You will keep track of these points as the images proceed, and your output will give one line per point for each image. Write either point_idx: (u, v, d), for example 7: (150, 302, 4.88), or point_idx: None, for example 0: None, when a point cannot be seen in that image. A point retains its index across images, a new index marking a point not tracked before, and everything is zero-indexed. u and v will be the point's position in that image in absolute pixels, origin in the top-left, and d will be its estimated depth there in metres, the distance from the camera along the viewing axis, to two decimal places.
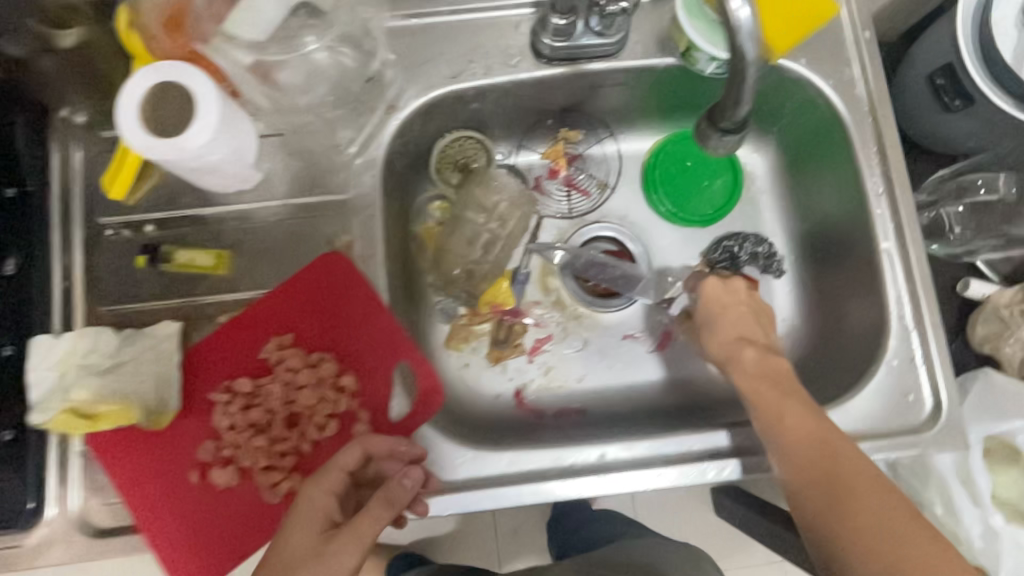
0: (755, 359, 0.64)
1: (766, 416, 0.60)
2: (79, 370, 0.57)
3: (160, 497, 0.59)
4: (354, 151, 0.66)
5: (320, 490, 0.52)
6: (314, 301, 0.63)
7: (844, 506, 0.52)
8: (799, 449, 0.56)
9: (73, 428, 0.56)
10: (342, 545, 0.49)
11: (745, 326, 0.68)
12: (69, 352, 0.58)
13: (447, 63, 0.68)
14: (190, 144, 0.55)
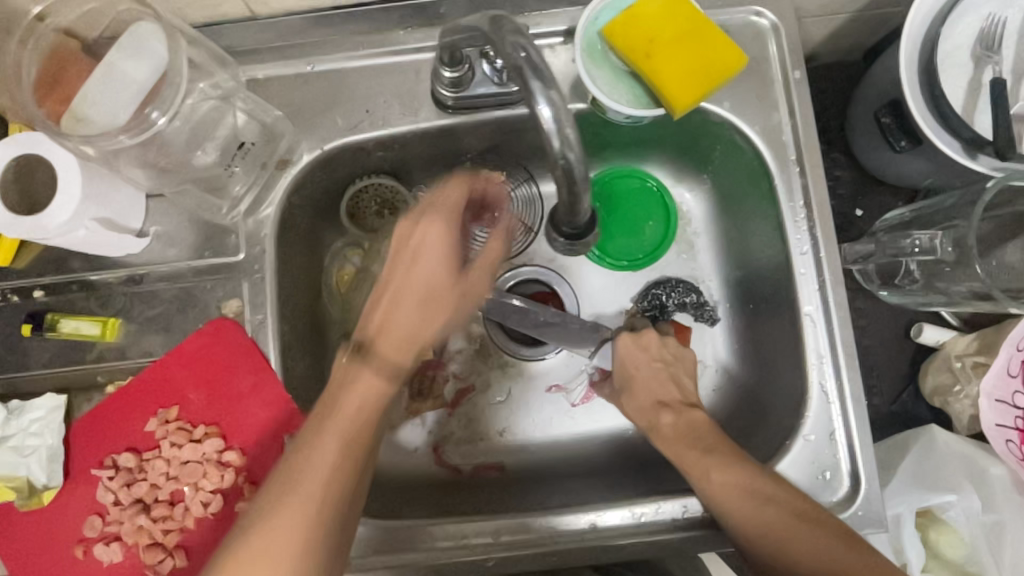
0: (673, 425, 0.60)
1: (694, 475, 0.57)
2: None
3: (49, 574, 0.59)
4: (246, 210, 0.63)
5: (435, 263, 0.53)
6: (200, 373, 0.61)
7: (790, 550, 0.53)
8: (735, 506, 0.55)
9: None
10: (475, 275, 0.56)
11: (661, 387, 0.63)
12: None
13: (344, 113, 0.65)
14: (50, 221, 0.53)
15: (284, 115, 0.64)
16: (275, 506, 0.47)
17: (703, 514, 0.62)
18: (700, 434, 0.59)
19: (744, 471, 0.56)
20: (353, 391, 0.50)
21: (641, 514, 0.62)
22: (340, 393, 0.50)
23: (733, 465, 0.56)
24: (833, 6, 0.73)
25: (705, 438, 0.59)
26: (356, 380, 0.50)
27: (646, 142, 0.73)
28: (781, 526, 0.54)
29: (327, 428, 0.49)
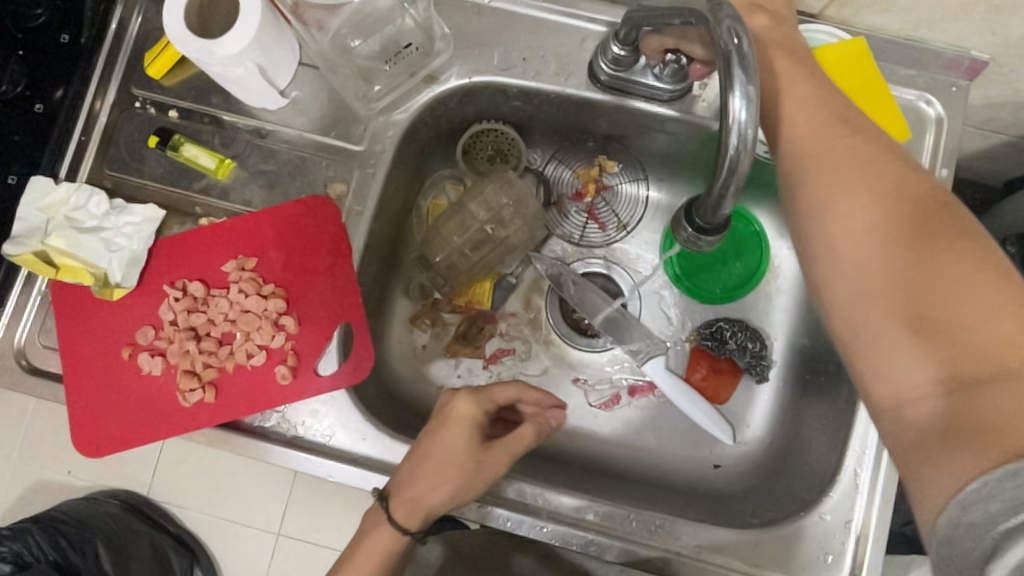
0: (848, 162, 0.46)
1: (844, 222, 0.44)
2: (64, 221, 0.63)
3: (92, 364, 0.62)
4: (381, 109, 0.66)
5: (455, 439, 0.56)
6: (286, 238, 0.64)
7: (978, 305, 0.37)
8: (883, 268, 0.41)
9: (36, 270, 0.62)
10: (496, 448, 0.57)
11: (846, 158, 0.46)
12: (61, 202, 0.63)
13: (503, 52, 0.66)
14: (214, 50, 0.56)
15: (448, 37, 0.66)
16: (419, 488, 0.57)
17: (699, 554, 0.60)
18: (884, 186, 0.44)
19: (873, 158, 0.45)
20: (423, 462, 0.56)
21: (634, 520, 0.61)
22: (420, 461, 0.56)
23: (882, 180, 0.44)
24: (998, 125, 0.71)
25: (847, 128, 0.48)
26: (431, 448, 0.56)
27: (766, 185, 0.73)
28: (859, 164, 0.45)
29: (416, 490, 0.56)
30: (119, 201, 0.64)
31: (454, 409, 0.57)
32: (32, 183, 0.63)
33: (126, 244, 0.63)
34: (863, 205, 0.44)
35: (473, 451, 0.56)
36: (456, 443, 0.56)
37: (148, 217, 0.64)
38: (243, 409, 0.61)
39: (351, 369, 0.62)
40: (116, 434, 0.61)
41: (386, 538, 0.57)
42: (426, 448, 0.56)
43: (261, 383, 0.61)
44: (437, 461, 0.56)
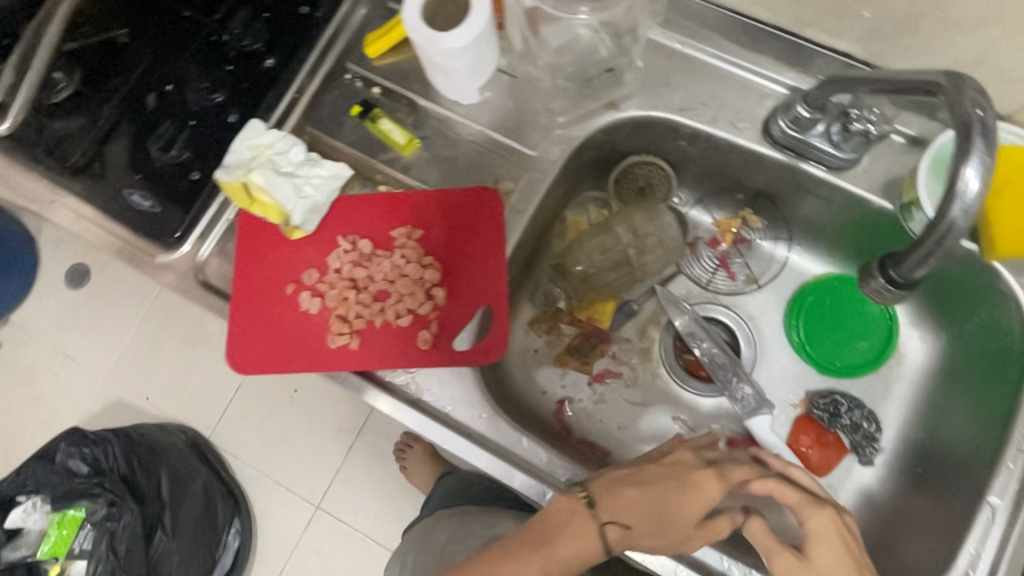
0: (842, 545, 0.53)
1: None
2: (268, 161, 0.70)
3: (258, 291, 0.68)
4: (560, 123, 0.72)
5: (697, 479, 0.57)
6: (451, 218, 0.69)
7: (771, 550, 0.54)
8: None
9: (238, 199, 0.69)
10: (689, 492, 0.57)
11: (831, 542, 0.53)
12: (267, 144, 0.71)
13: (684, 95, 0.71)
14: (441, 42, 0.63)
15: (637, 71, 0.71)
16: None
17: None
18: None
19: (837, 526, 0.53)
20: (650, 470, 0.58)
21: (726, 561, 0.61)
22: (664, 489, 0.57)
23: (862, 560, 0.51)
24: None
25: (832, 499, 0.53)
26: (676, 492, 0.56)
27: None
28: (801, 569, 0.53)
29: (630, 517, 0.56)
30: (313, 155, 0.72)
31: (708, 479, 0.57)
32: (249, 124, 0.72)
33: (313, 193, 0.70)
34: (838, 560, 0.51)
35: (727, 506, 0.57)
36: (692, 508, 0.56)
37: (338, 174, 0.71)
38: (380, 361, 0.65)
39: (483, 350, 0.65)
40: (264, 357, 0.67)
41: (568, 510, 0.57)
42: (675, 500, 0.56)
43: (403, 342, 0.66)
44: (672, 511, 0.56)
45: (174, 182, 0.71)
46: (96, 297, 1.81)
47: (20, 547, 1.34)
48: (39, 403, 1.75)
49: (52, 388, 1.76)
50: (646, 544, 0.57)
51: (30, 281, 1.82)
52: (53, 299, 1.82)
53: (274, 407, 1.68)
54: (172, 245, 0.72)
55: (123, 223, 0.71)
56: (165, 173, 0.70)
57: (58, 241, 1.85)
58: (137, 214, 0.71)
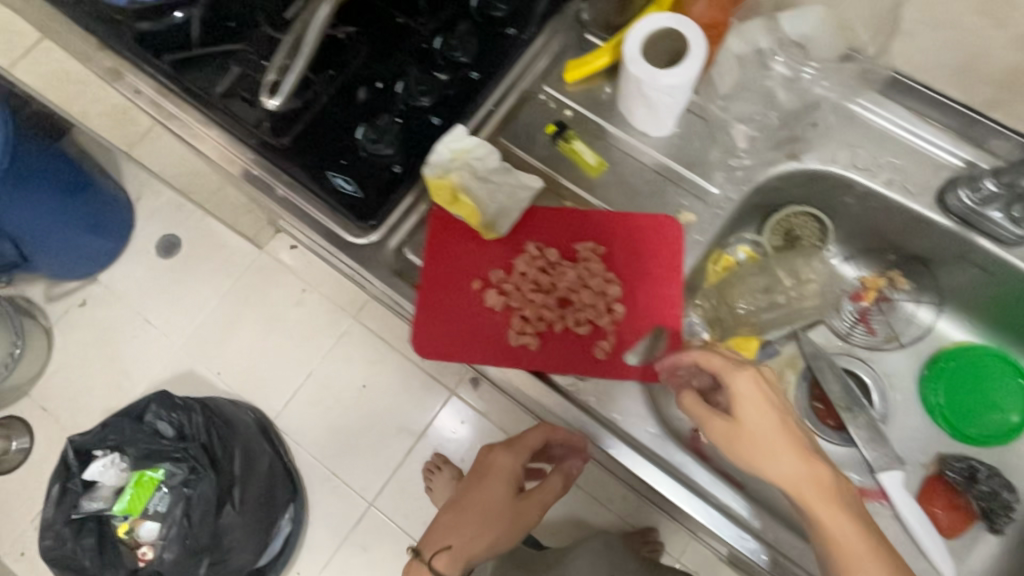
0: (768, 392, 0.59)
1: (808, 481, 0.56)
2: (467, 164, 0.73)
3: (445, 282, 0.72)
4: (742, 165, 0.76)
5: (503, 462, 0.89)
6: (634, 240, 0.73)
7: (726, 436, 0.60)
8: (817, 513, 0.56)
9: (438, 197, 0.73)
10: (494, 481, 0.88)
11: (765, 401, 0.59)
12: (467, 148, 0.73)
13: (862, 155, 0.75)
14: (660, 78, 0.68)
15: (820, 126, 0.76)
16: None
17: None
18: (796, 433, 0.58)
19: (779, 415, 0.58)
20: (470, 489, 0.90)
21: (756, 517, 0.64)
22: (484, 475, 0.89)
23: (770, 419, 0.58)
24: None
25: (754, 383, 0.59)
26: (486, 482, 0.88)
27: None
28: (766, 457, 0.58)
29: (451, 539, 0.88)
30: (504, 164, 0.76)
31: (495, 457, 0.89)
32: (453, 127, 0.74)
33: (505, 200, 0.74)
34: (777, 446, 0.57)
35: (507, 489, 0.88)
36: (499, 479, 0.88)
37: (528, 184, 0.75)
38: (558, 365, 0.69)
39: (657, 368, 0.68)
40: (447, 346, 0.71)
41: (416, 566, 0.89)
42: (460, 490, 0.91)
43: (581, 350, 0.69)
44: (483, 503, 0.87)
45: (376, 172, 0.76)
46: (183, 269, 1.87)
47: (97, 500, 1.37)
48: (114, 364, 1.80)
49: (128, 351, 1.81)
50: (476, 547, 0.86)
51: (122, 246, 1.88)
52: (141, 267, 1.88)
53: (340, 399, 1.71)
54: (363, 231, 0.75)
55: (321, 203, 0.76)
56: (370, 162, 0.76)
57: (155, 212, 1.92)
58: (335, 196, 0.75)
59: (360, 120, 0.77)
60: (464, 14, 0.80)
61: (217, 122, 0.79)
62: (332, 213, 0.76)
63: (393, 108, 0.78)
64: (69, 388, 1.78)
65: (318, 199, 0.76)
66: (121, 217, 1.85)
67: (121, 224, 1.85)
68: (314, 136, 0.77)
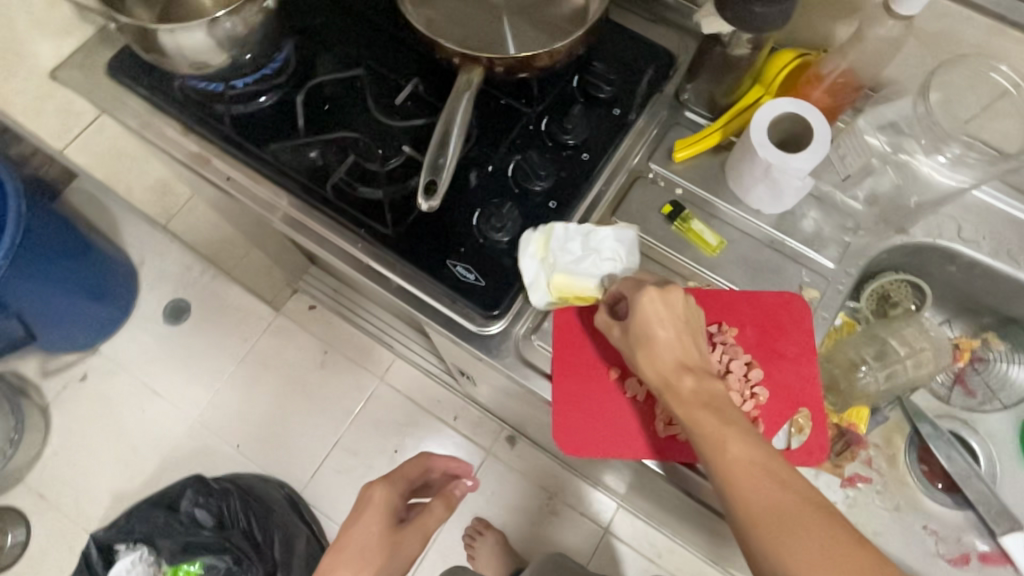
0: (675, 318, 0.63)
1: (765, 481, 0.55)
2: (557, 253, 0.72)
3: (583, 374, 0.71)
4: (856, 239, 0.77)
5: (377, 492, 0.87)
6: (765, 319, 0.73)
7: (726, 451, 0.57)
8: (795, 541, 0.51)
9: (563, 300, 0.72)
10: (381, 500, 0.87)
11: (683, 347, 0.62)
12: (544, 241, 0.72)
13: (967, 226, 0.78)
14: (789, 163, 0.69)
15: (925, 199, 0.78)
16: (782, 533, 0.52)
17: None
18: (690, 345, 0.63)
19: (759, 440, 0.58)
20: (370, 506, 0.86)
21: None
22: (356, 518, 0.85)
23: (764, 452, 0.56)
24: None
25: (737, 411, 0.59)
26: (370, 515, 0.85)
27: None
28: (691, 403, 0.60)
29: None
30: (585, 227, 0.74)
31: (373, 492, 0.87)
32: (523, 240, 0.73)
33: (610, 263, 0.72)
34: (757, 462, 0.56)
35: (388, 507, 0.87)
36: (374, 510, 0.86)
37: (621, 238, 0.74)
38: None
39: (805, 453, 0.69)
40: (593, 441, 0.69)
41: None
42: (344, 538, 0.84)
43: None
44: (360, 543, 0.82)
45: (497, 259, 0.73)
46: (183, 340, 1.68)
47: None
48: (121, 440, 1.60)
49: (136, 426, 1.61)
50: None
51: (126, 313, 1.69)
52: (147, 335, 1.69)
53: (372, 468, 1.55)
54: (489, 320, 0.72)
55: (440, 293, 0.73)
56: (489, 248, 0.74)
57: (161, 276, 1.73)
58: (455, 285, 0.72)
59: (477, 206, 0.75)
60: (571, 98, 0.80)
61: (324, 210, 0.75)
62: (453, 303, 0.73)
63: (507, 192, 0.76)
64: (62, 470, 1.57)
65: (437, 289, 0.73)
66: (124, 283, 1.64)
67: (124, 292, 1.64)
68: (430, 224, 0.74)
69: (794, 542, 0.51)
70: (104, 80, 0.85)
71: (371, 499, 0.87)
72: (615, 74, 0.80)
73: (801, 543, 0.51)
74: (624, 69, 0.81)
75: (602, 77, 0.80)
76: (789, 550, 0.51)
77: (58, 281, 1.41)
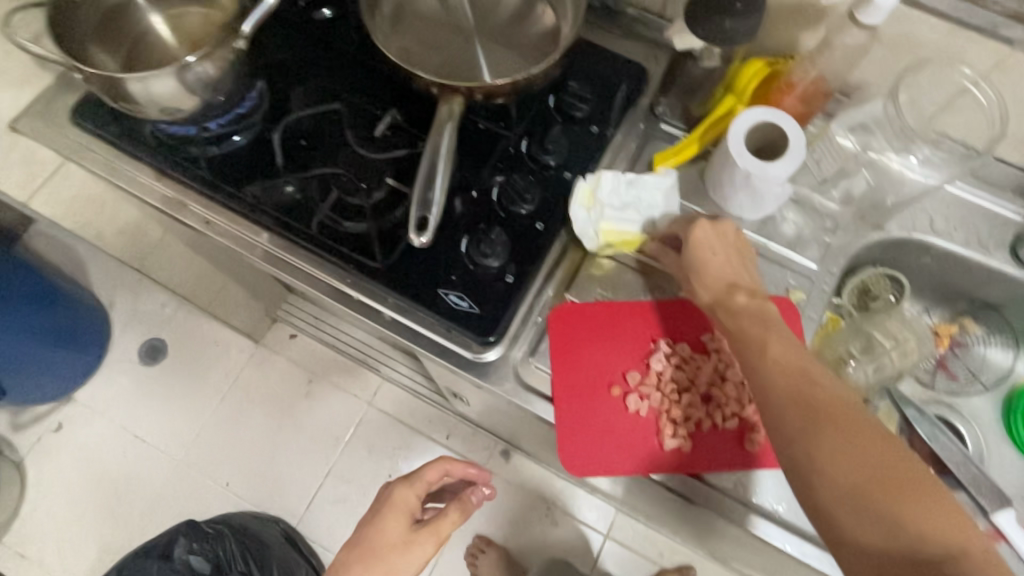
0: (729, 245, 0.69)
1: (800, 376, 0.57)
2: (605, 204, 0.75)
3: (584, 393, 0.71)
4: (835, 239, 0.79)
5: (398, 492, 0.84)
6: None
7: (768, 350, 0.60)
8: (821, 428, 0.53)
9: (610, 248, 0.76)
10: (401, 499, 0.84)
11: (733, 270, 0.68)
12: (592, 190, 0.75)
13: (938, 219, 0.81)
14: (769, 171, 0.71)
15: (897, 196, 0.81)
16: (817, 421, 0.53)
17: None
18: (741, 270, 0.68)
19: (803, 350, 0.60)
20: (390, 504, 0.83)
21: None
22: (376, 513, 0.83)
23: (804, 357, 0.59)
24: None
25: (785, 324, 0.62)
26: (388, 514, 0.82)
27: None
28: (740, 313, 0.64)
29: None
30: (629, 177, 0.77)
31: (394, 492, 0.84)
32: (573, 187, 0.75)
33: (652, 210, 0.76)
34: (798, 362, 0.58)
35: (407, 509, 0.84)
36: (395, 511, 0.83)
37: (662, 187, 0.78)
38: (714, 463, 0.69)
39: None
40: (599, 459, 0.69)
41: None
42: (361, 534, 0.82)
43: (734, 446, 0.69)
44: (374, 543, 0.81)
45: (489, 283, 0.73)
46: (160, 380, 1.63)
47: None
48: (104, 489, 1.54)
49: (118, 473, 1.55)
50: None
51: (100, 357, 1.62)
52: (123, 377, 1.63)
53: (368, 493, 1.53)
54: (485, 346, 0.72)
55: (433, 322, 0.72)
56: (480, 274, 0.73)
57: (133, 315, 1.68)
58: (449, 314, 0.72)
59: (464, 232, 0.75)
60: (549, 117, 0.80)
61: (308, 246, 0.74)
62: (448, 332, 0.72)
63: (494, 216, 0.76)
64: (43, 526, 1.51)
65: (431, 318, 0.72)
66: (97, 326, 1.57)
67: (97, 336, 1.58)
68: (418, 254, 0.74)
69: (820, 430, 0.53)
70: (69, 127, 0.82)
71: (393, 496, 0.84)
72: (592, 92, 0.81)
73: (831, 432, 0.53)
74: (599, 86, 0.82)
75: (578, 94, 0.80)
76: (822, 439, 0.53)
77: (23, 331, 1.35)
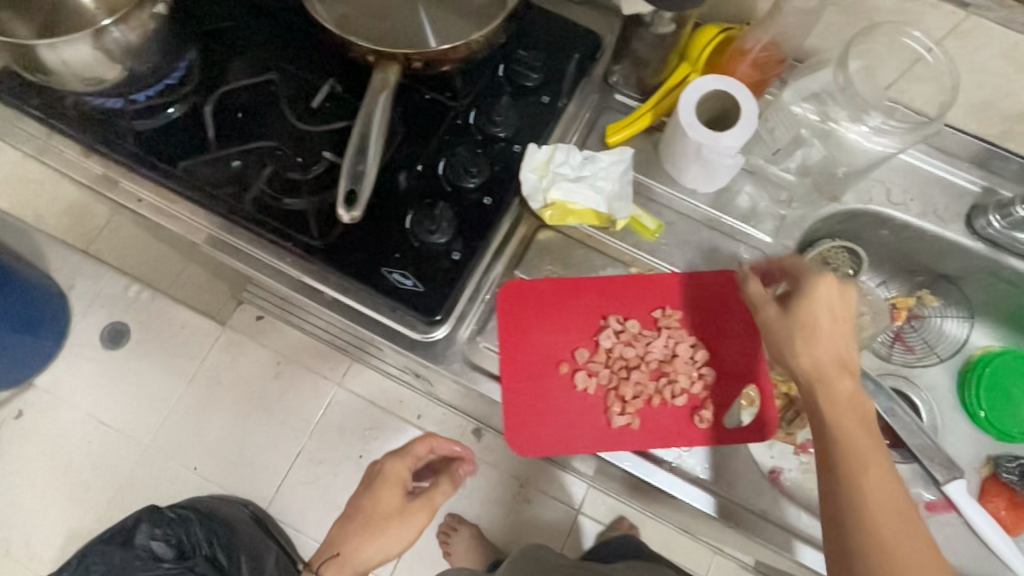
0: (845, 324, 0.62)
1: (871, 460, 0.57)
2: (556, 176, 0.73)
3: (531, 371, 0.70)
4: (789, 212, 0.78)
5: (392, 464, 0.87)
6: (707, 299, 0.73)
7: (834, 413, 0.59)
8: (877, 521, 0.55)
9: (559, 220, 0.74)
10: (394, 472, 0.86)
11: (843, 343, 0.61)
12: (547, 162, 0.73)
13: (894, 190, 0.79)
14: (720, 142, 0.69)
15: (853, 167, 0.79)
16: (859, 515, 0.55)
17: None
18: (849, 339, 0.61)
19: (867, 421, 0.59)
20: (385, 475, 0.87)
21: None
22: (374, 482, 0.87)
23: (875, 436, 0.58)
24: None
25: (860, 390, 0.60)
26: (382, 485, 0.86)
27: None
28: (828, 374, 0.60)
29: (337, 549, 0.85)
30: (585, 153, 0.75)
31: (386, 465, 0.87)
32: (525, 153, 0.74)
33: (606, 185, 0.74)
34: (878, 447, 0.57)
35: (400, 481, 0.86)
36: (388, 482, 0.86)
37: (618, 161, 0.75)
38: (663, 440, 0.68)
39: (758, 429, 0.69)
40: (546, 438, 0.68)
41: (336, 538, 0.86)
42: (362, 500, 0.87)
43: (682, 422, 0.69)
44: (370, 511, 0.85)
45: (433, 261, 0.70)
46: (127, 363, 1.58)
47: None
48: (70, 475, 1.52)
49: (84, 460, 1.52)
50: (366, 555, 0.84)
51: (61, 342, 1.58)
52: (85, 362, 1.59)
53: (339, 474, 1.52)
54: (431, 325, 0.69)
55: (377, 301, 0.70)
56: (424, 251, 0.71)
57: (93, 298, 1.62)
58: (392, 293, 0.69)
59: (408, 208, 0.72)
60: (498, 87, 0.77)
61: (245, 225, 0.71)
62: (392, 311, 0.70)
63: (439, 191, 0.73)
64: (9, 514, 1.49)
65: (374, 298, 0.70)
66: (56, 310, 1.53)
67: (57, 321, 1.53)
68: (361, 231, 0.71)
69: (882, 528, 0.54)
70: None
71: (386, 469, 0.87)
72: (542, 60, 0.78)
73: (887, 528, 0.54)
74: (550, 54, 0.79)
75: (528, 63, 0.77)
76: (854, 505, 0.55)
77: None
